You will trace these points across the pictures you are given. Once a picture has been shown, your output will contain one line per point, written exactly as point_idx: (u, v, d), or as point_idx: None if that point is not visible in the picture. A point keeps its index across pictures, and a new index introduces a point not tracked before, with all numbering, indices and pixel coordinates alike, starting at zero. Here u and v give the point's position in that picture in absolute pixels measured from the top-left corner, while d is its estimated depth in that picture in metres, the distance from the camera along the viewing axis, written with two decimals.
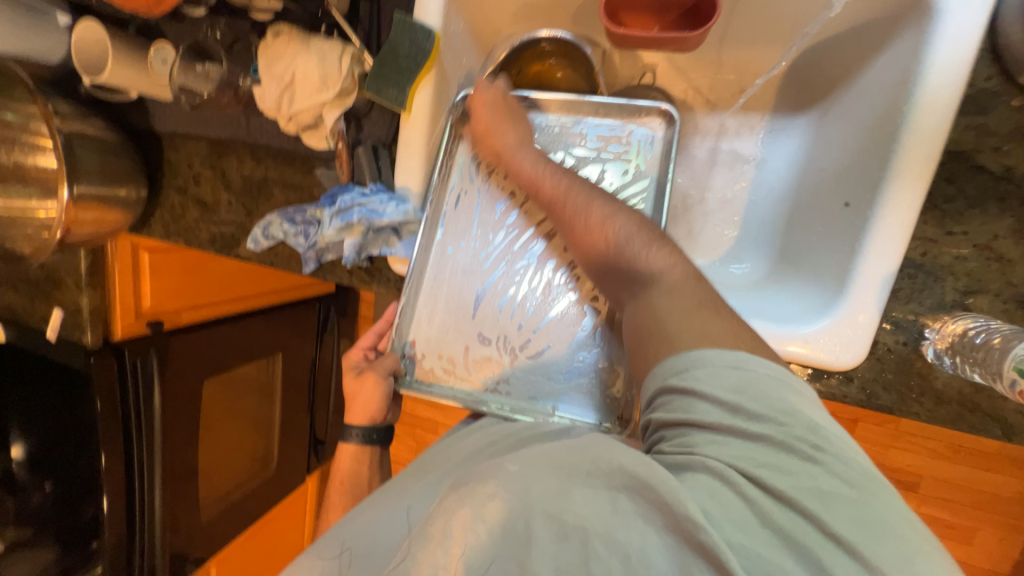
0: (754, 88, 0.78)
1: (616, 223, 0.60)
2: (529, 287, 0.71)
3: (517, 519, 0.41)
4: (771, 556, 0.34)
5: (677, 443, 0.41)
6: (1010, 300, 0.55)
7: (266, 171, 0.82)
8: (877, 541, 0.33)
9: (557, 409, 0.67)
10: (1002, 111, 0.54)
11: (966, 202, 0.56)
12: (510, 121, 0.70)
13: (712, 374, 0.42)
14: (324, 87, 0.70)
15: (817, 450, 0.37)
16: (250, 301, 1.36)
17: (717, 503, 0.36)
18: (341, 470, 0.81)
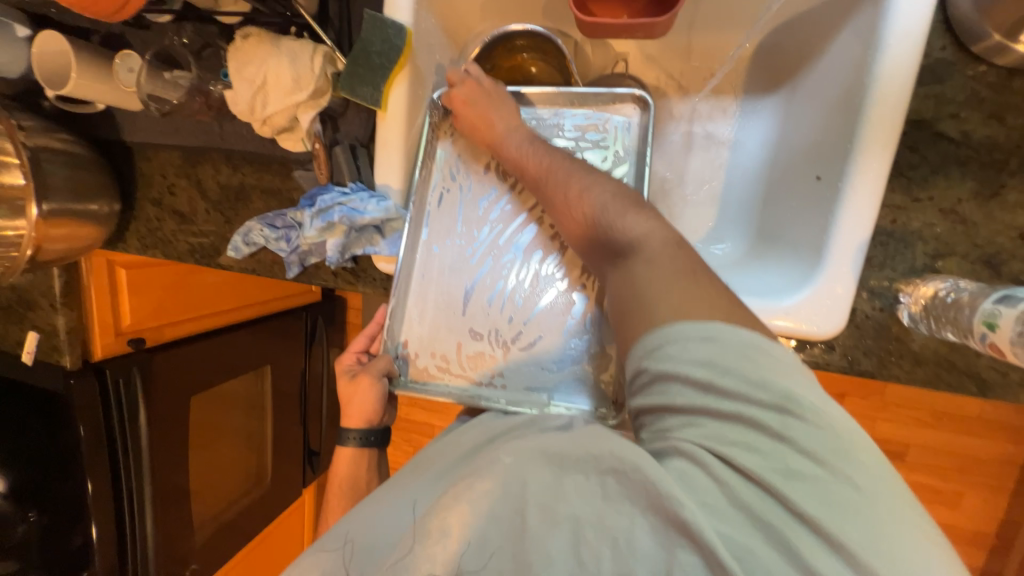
0: (723, 73, 0.80)
1: (592, 194, 0.61)
2: (518, 280, 0.71)
3: (511, 505, 0.42)
4: (738, 536, 0.35)
5: (659, 425, 0.42)
6: (977, 262, 0.57)
7: (243, 178, 0.82)
8: (845, 515, 0.34)
9: (552, 399, 0.68)
10: (958, 80, 0.56)
11: (930, 169, 0.58)
12: (494, 106, 0.71)
13: (684, 347, 0.41)
14: (297, 88, 0.68)
15: (792, 428, 0.36)
16: (233, 311, 1.35)
17: (690, 489, 0.37)
18: (338, 474, 0.80)
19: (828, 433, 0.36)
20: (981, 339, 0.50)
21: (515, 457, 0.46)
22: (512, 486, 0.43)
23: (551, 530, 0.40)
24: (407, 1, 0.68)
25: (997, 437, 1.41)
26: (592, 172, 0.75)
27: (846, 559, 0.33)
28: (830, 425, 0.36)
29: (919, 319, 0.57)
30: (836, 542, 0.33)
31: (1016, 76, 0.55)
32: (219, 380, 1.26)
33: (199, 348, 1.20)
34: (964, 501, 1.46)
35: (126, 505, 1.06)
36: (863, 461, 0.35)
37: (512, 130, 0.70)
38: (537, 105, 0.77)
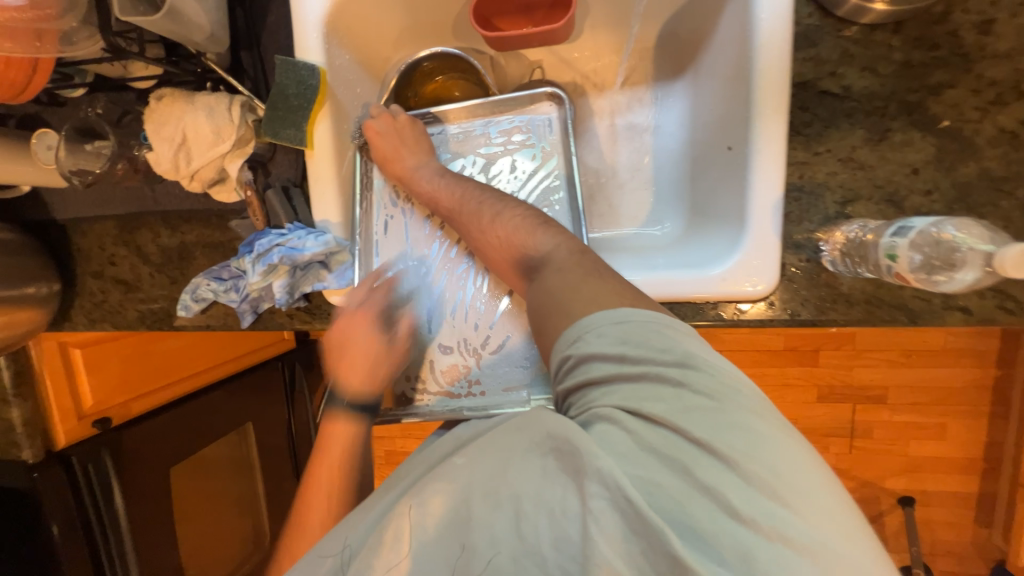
0: (632, 65, 0.85)
1: (504, 217, 0.64)
2: (476, 288, 0.73)
3: (463, 502, 0.44)
4: (653, 476, 0.37)
5: (581, 400, 0.44)
6: (882, 201, 0.61)
7: (183, 237, 0.81)
8: (735, 438, 0.37)
9: (531, 394, 0.69)
10: (829, 41, 0.61)
11: (822, 124, 0.62)
12: (407, 146, 0.75)
13: (599, 333, 0.45)
14: (219, 140, 0.69)
15: (694, 377, 0.40)
16: (206, 374, 1.29)
17: (611, 444, 0.39)
18: (314, 507, 0.68)
19: (720, 377, 0.40)
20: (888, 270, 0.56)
21: (466, 458, 0.46)
22: (463, 485, 0.44)
23: (495, 516, 0.41)
24: (316, 42, 0.70)
25: (966, 364, 1.46)
26: (527, 170, 0.77)
27: (744, 480, 0.36)
28: (720, 371, 0.41)
29: (839, 262, 0.61)
30: (732, 464, 0.36)
31: (878, 29, 0.60)
32: (196, 446, 1.22)
33: (170, 417, 1.16)
34: (949, 431, 1.51)
35: None
36: (750, 400, 0.40)
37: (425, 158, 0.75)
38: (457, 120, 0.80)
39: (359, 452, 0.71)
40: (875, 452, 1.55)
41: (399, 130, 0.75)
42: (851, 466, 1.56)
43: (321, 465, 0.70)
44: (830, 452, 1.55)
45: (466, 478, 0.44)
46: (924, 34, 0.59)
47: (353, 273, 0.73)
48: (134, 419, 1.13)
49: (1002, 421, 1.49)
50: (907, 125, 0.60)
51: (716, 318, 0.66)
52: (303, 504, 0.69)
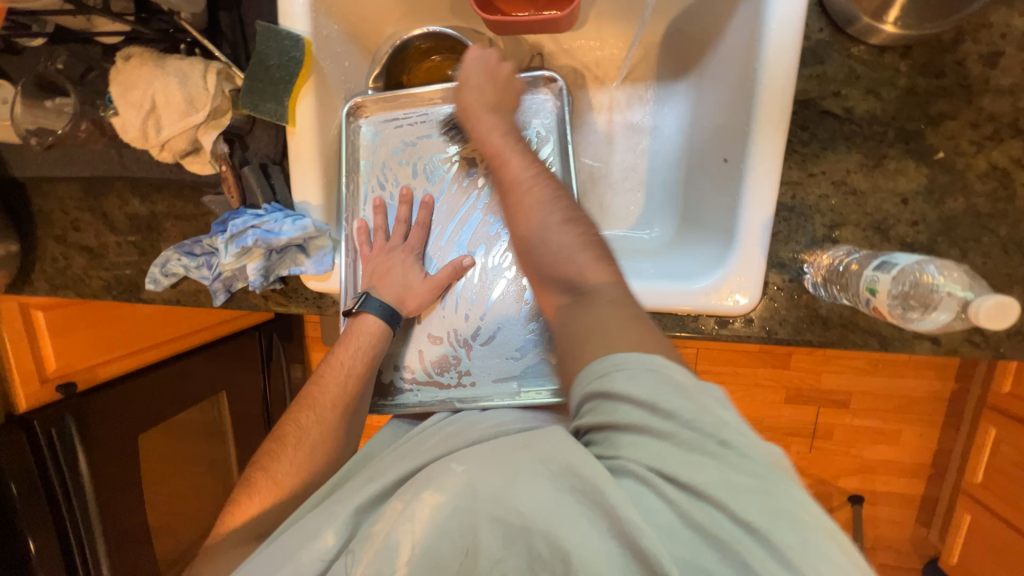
0: (634, 60, 0.82)
1: (568, 228, 0.59)
2: (466, 277, 0.70)
3: (456, 513, 0.44)
4: (698, 557, 0.36)
5: (605, 446, 0.42)
6: (869, 228, 0.61)
7: (153, 206, 0.77)
8: (782, 527, 0.35)
9: (520, 386, 0.67)
10: (837, 59, 0.60)
11: (820, 145, 0.61)
12: (494, 90, 0.69)
13: (629, 374, 0.42)
14: (191, 109, 0.65)
15: (737, 456, 0.38)
16: (180, 342, 1.25)
17: (653, 512, 0.37)
18: (281, 469, 0.58)
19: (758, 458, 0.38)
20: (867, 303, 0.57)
21: (468, 466, 0.46)
22: (465, 496, 0.44)
23: (501, 541, 0.41)
24: (301, 8, 0.65)
25: (926, 375, 1.52)
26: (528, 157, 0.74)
27: None
28: (759, 451, 0.38)
29: (820, 286, 0.62)
30: (784, 559, 0.34)
31: (887, 52, 0.59)
32: (166, 414, 1.20)
33: (138, 384, 1.13)
34: (903, 437, 1.58)
35: (79, 553, 1.04)
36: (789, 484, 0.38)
37: (489, 117, 0.68)
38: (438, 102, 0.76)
39: (345, 433, 0.61)
40: (833, 453, 1.62)
41: (493, 72, 0.70)
42: (810, 465, 1.63)
43: (296, 425, 0.60)
44: (792, 451, 1.61)
45: (468, 490, 0.44)
46: (931, 61, 0.58)
47: (332, 260, 0.70)
48: (104, 384, 1.09)
49: (952, 431, 1.56)
50: (903, 153, 0.60)
51: (696, 331, 0.66)
52: (268, 464, 0.59)
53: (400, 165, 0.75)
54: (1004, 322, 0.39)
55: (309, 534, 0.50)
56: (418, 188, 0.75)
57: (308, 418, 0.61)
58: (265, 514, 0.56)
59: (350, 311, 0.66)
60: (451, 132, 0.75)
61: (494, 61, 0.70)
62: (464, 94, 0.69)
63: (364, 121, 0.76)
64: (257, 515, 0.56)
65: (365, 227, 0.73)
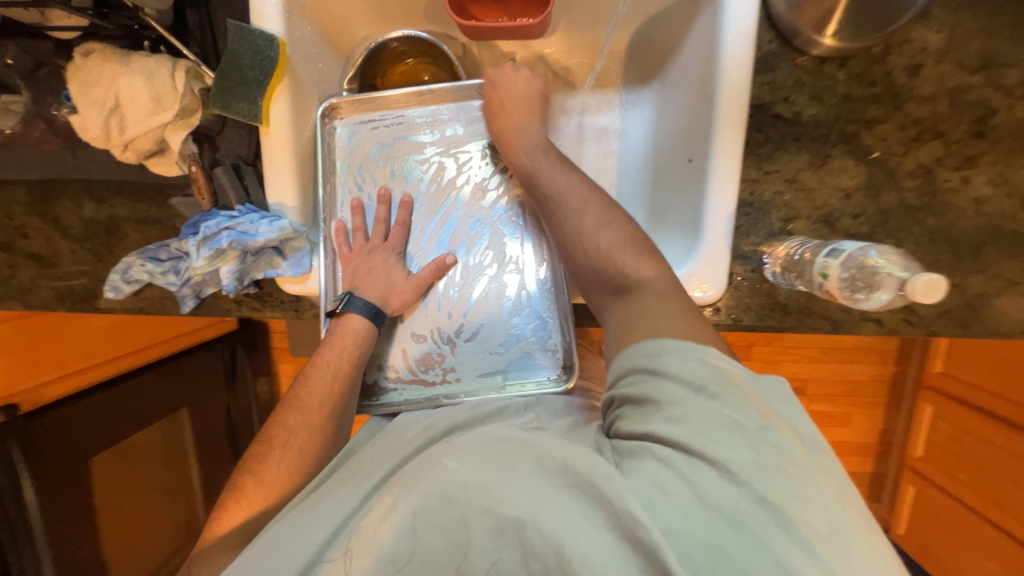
0: (603, 66, 0.86)
1: (605, 233, 0.61)
2: (448, 275, 0.71)
3: (445, 506, 0.44)
4: (711, 535, 0.35)
5: (635, 424, 0.43)
6: (818, 221, 0.67)
7: (112, 210, 0.73)
8: (806, 510, 0.35)
9: (504, 380, 0.69)
10: (786, 68, 0.66)
11: (773, 145, 0.67)
12: (524, 109, 0.73)
13: (680, 357, 0.44)
14: (159, 108, 0.63)
15: (762, 436, 0.39)
16: (142, 355, 1.16)
17: (655, 485, 0.38)
18: (269, 473, 0.56)
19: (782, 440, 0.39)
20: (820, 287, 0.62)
21: (458, 461, 0.47)
22: (453, 488, 0.45)
23: (495, 534, 0.42)
24: (274, 7, 0.64)
25: (870, 361, 1.65)
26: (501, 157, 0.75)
27: (817, 561, 0.34)
28: (782, 430, 0.39)
29: (779, 275, 0.67)
30: (803, 539, 0.34)
31: (827, 62, 0.65)
32: (123, 433, 1.13)
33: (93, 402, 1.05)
34: (854, 419, 1.70)
35: None
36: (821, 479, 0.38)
37: (518, 132, 0.71)
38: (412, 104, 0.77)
39: (334, 435, 0.60)
40: None
41: (519, 92, 0.73)
42: None
43: (282, 428, 0.59)
44: None
45: (458, 483, 0.45)
46: (864, 71, 0.65)
47: (310, 262, 0.69)
48: (55, 403, 0.99)
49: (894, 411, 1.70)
50: (844, 153, 0.66)
51: None
52: (255, 468, 0.57)
53: (377, 166, 0.76)
54: (935, 297, 0.44)
55: (293, 536, 0.49)
56: (397, 188, 0.75)
57: (294, 419, 0.59)
58: (253, 521, 0.54)
59: (333, 312, 0.65)
60: (428, 133, 0.76)
61: (519, 79, 0.74)
62: (496, 113, 0.72)
63: (340, 122, 0.75)
64: (245, 523, 0.54)
65: (343, 228, 0.73)
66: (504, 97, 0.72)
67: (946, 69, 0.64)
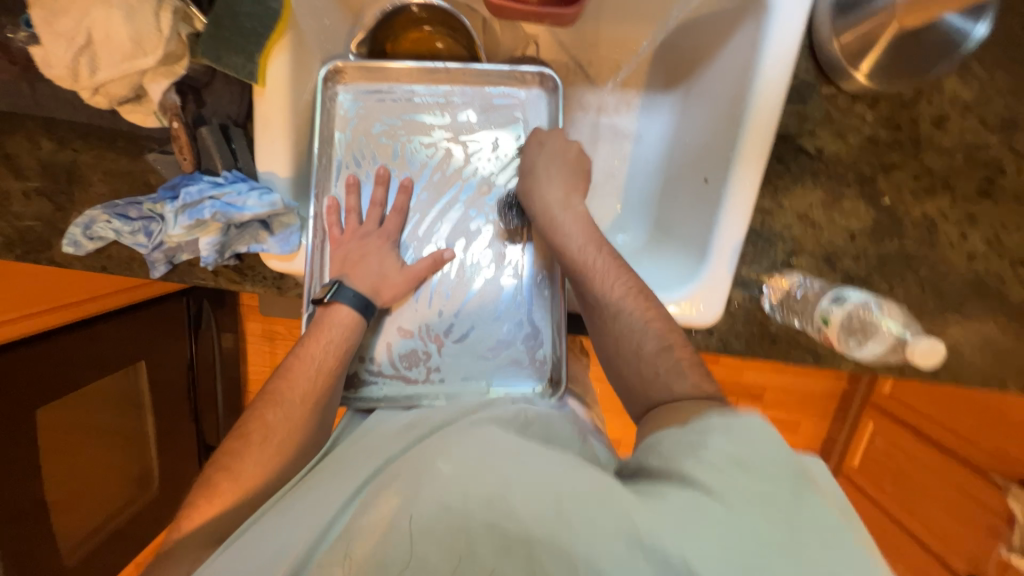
0: (629, 65, 0.82)
1: (645, 339, 0.60)
2: (444, 271, 0.68)
3: (446, 517, 0.41)
4: (743, 560, 0.34)
5: (663, 464, 0.43)
6: (821, 259, 0.68)
7: (75, 154, 0.66)
8: (831, 548, 0.35)
9: (490, 385, 0.67)
10: (816, 100, 0.65)
11: (791, 178, 0.67)
12: (571, 183, 0.68)
13: (727, 430, 0.44)
14: (138, 51, 0.55)
15: (795, 490, 0.39)
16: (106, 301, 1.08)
17: (683, 515, 0.37)
18: (245, 470, 0.53)
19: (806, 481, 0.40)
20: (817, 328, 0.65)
21: (455, 468, 0.45)
22: (455, 498, 0.42)
23: (501, 553, 0.39)
24: None
25: None
26: (511, 150, 0.72)
27: None
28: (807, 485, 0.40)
29: (776, 309, 0.68)
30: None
31: (858, 100, 0.65)
32: (78, 380, 1.03)
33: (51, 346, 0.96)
34: None
35: None
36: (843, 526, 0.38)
37: (564, 216, 0.66)
38: (418, 80, 0.71)
39: (314, 429, 0.57)
40: None
41: (564, 159, 0.69)
42: None
43: (260, 422, 0.56)
44: None
45: (459, 491, 0.42)
46: (891, 115, 0.65)
47: (298, 240, 0.65)
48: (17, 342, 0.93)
49: None
50: (857, 195, 0.67)
51: None
52: (229, 464, 0.53)
53: (379, 142, 0.70)
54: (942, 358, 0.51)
55: (283, 530, 0.47)
56: (397, 170, 0.71)
57: (274, 415, 0.56)
58: (227, 518, 0.51)
59: (321, 300, 0.62)
60: (438, 115, 0.71)
61: (567, 146, 0.69)
62: (529, 170, 0.68)
63: (343, 89, 0.69)
64: (216, 520, 0.51)
65: (336, 207, 0.68)
66: (541, 166, 0.68)
67: (968, 125, 0.65)
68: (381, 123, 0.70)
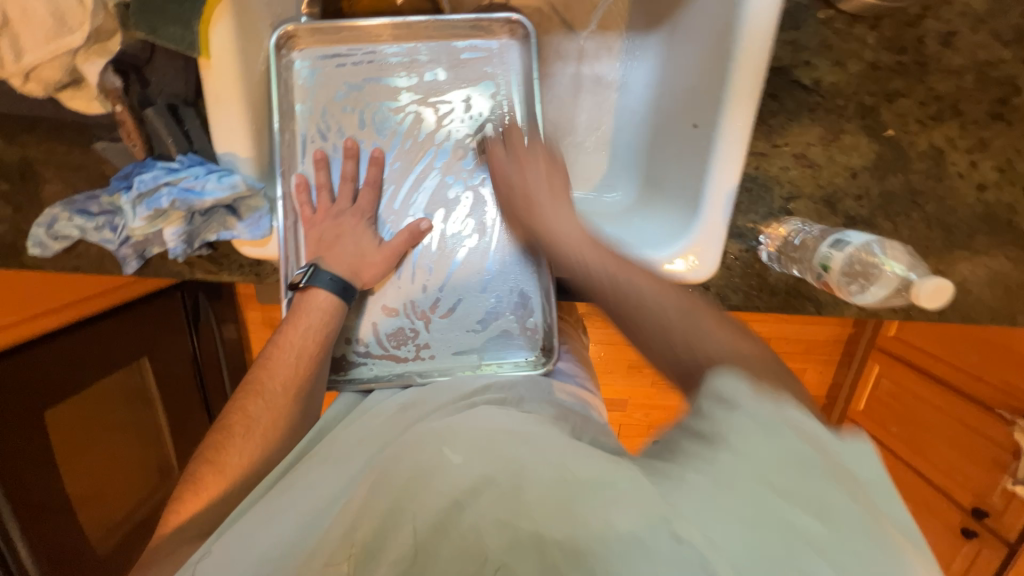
0: (607, 5, 0.76)
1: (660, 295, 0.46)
2: (424, 244, 0.65)
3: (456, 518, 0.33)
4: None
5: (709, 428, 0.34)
6: (820, 201, 0.64)
7: (25, 150, 0.63)
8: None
9: (481, 358, 0.66)
10: (813, 25, 0.60)
11: (787, 116, 0.62)
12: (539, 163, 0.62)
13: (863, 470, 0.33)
14: (63, 29, 0.53)
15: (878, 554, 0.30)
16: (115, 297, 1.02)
17: None
18: (229, 463, 0.52)
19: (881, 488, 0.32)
20: (816, 274, 0.60)
21: (467, 458, 0.37)
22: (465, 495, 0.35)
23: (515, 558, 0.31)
24: None
25: None
26: (485, 111, 0.67)
27: None
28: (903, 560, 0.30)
29: (774, 258, 0.65)
30: None
31: (859, 22, 0.59)
32: (89, 379, 1.01)
33: (66, 347, 0.95)
34: None
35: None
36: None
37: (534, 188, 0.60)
38: (381, 38, 0.66)
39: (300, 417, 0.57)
40: None
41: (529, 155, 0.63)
42: None
43: (242, 414, 0.55)
44: None
45: (469, 490, 0.35)
46: (896, 36, 0.59)
47: (270, 223, 0.62)
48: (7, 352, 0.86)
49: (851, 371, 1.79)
50: (859, 129, 0.62)
51: None
52: (214, 457, 0.53)
53: (344, 111, 0.66)
54: (942, 292, 0.51)
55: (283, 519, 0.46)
56: (366, 141, 0.66)
57: (256, 405, 0.55)
58: (221, 510, 0.51)
59: (296, 285, 0.60)
60: (403, 77, 0.66)
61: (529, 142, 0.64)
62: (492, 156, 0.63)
63: (299, 55, 0.65)
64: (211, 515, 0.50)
65: (305, 185, 0.64)
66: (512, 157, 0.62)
67: (981, 39, 0.59)
68: (344, 90, 0.66)
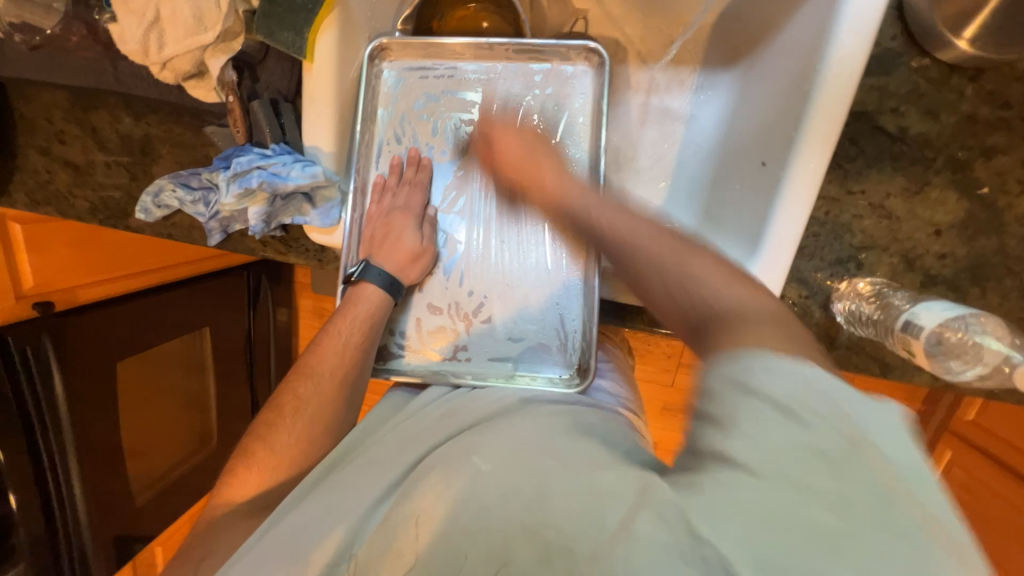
0: (684, 39, 0.77)
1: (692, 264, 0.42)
2: (473, 242, 0.68)
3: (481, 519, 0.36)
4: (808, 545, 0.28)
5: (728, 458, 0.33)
6: (896, 256, 0.60)
7: (148, 129, 0.72)
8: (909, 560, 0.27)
9: (516, 368, 0.66)
10: (903, 73, 0.58)
11: (865, 162, 0.59)
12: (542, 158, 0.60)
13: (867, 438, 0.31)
14: (201, 28, 0.62)
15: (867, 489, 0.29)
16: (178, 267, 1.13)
17: None
18: (280, 441, 0.56)
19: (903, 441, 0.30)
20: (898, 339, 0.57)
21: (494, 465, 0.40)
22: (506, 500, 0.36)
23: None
24: None
25: None
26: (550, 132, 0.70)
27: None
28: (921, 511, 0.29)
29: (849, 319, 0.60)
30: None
31: (957, 73, 0.57)
32: (152, 341, 1.05)
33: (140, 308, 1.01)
34: None
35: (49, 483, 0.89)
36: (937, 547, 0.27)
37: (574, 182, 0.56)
38: (461, 57, 0.70)
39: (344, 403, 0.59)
40: None
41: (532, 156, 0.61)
42: None
43: (293, 395, 0.58)
44: None
45: (498, 494, 0.37)
46: (998, 90, 0.56)
47: (339, 214, 0.66)
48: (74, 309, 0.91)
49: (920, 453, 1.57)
50: (947, 182, 0.58)
51: None
52: (265, 434, 0.57)
53: (419, 119, 0.70)
54: None
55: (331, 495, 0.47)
56: (436, 148, 0.70)
57: (305, 388, 0.59)
58: None
59: (350, 279, 0.64)
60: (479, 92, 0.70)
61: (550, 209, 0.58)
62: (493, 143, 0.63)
63: (388, 65, 0.70)
64: None
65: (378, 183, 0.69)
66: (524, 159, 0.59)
67: None
68: (423, 100, 0.70)
